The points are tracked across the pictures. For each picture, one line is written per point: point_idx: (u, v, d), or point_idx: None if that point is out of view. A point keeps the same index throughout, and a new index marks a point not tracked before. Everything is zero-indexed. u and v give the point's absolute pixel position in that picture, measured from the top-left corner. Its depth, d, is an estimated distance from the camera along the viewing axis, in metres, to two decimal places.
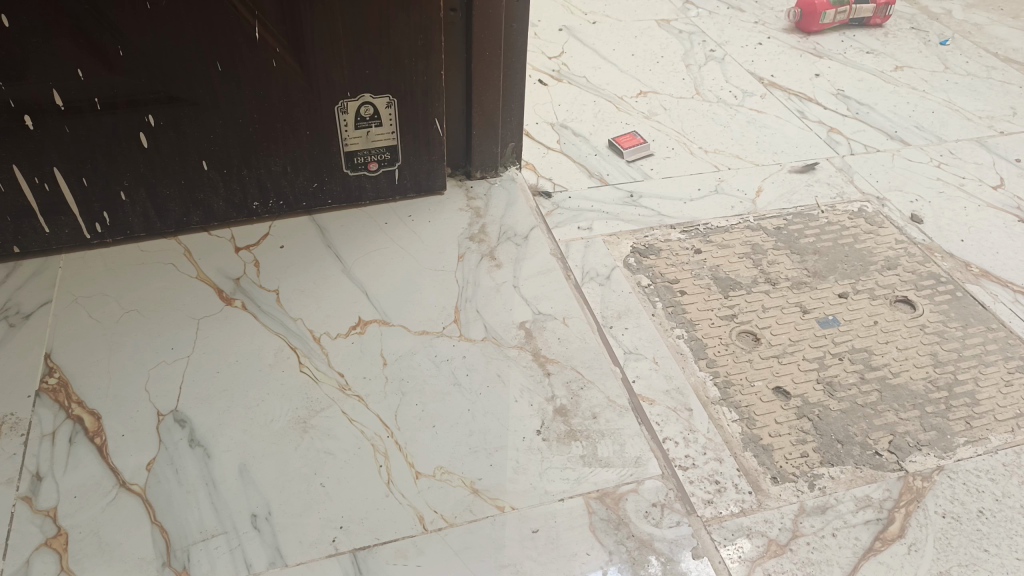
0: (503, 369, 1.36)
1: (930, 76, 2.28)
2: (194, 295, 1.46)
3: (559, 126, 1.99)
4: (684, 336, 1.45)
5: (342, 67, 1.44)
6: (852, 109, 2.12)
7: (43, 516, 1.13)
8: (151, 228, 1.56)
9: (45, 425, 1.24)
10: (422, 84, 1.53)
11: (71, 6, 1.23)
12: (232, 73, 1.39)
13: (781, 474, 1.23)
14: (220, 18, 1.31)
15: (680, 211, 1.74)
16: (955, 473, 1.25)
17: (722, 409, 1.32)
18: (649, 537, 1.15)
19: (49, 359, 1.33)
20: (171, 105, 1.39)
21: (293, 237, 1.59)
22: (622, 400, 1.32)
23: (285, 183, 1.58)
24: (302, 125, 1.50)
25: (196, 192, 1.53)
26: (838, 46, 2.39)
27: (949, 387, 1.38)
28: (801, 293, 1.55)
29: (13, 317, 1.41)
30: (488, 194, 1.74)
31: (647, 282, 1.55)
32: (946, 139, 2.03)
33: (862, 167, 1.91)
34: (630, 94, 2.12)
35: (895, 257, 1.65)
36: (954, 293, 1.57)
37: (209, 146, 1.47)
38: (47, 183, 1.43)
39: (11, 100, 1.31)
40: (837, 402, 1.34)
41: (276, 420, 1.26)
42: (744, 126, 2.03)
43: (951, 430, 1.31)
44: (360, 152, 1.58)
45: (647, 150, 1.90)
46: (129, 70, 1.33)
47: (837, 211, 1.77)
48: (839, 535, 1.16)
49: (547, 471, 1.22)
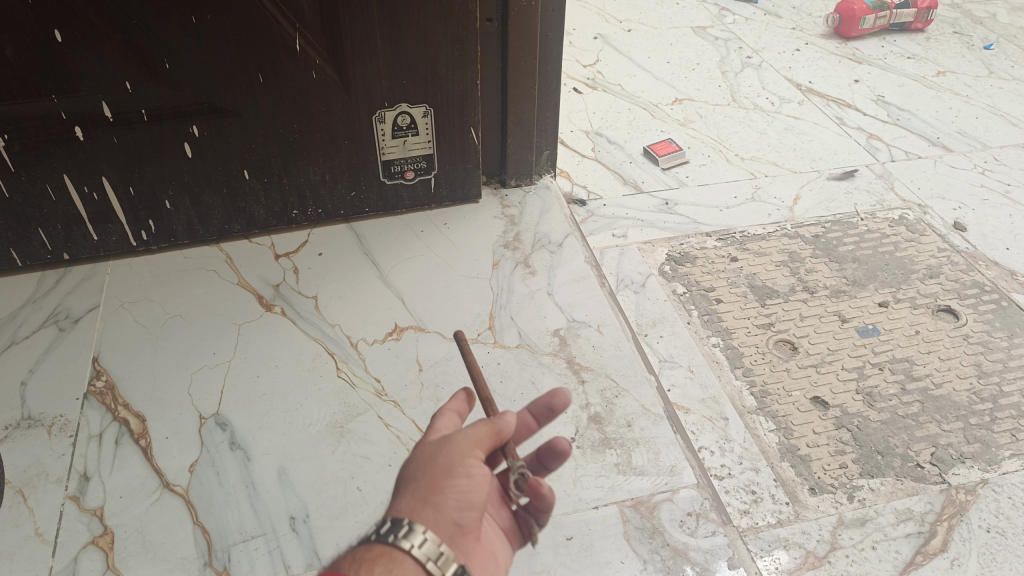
0: (537, 376, 1.36)
1: (974, 81, 2.24)
2: (235, 301, 1.49)
3: (594, 133, 2.00)
4: (720, 345, 1.44)
5: (380, 78, 1.47)
6: (893, 115, 2.09)
7: (90, 515, 1.16)
8: (194, 236, 1.60)
9: (92, 427, 1.27)
10: (458, 94, 1.54)
11: (121, 21, 1.27)
12: (274, 85, 1.42)
13: (819, 485, 1.22)
14: (263, 31, 1.34)
15: (716, 218, 1.73)
16: (1000, 487, 1.22)
17: (758, 418, 1.31)
18: (684, 547, 1.14)
19: (97, 361, 1.37)
20: (214, 116, 1.42)
21: (331, 244, 1.62)
22: (656, 408, 1.32)
23: (324, 192, 1.60)
24: (340, 134, 1.52)
25: (238, 201, 1.56)
26: (878, 51, 2.36)
27: (994, 398, 1.35)
28: (840, 302, 1.53)
29: (63, 321, 1.45)
30: (523, 202, 1.75)
31: (683, 290, 1.55)
32: (990, 145, 1.99)
33: (903, 174, 1.88)
34: (666, 102, 2.12)
35: (937, 265, 1.62)
36: (1000, 302, 1.53)
37: (251, 156, 1.50)
38: (96, 192, 1.47)
39: (63, 112, 1.35)
40: (877, 413, 1.32)
41: (313, 424, 1.28)
42: (782, 132, 2.01)
43: (996, 443, 1.28)
44: (397, 161, 1.61)
45: (682, 157, 1.90)
46: (176, 83, 1.37)
47: (877, 218, 1.74)
48: (878, 548, 1.14)
49: (581, 479, 1.22)
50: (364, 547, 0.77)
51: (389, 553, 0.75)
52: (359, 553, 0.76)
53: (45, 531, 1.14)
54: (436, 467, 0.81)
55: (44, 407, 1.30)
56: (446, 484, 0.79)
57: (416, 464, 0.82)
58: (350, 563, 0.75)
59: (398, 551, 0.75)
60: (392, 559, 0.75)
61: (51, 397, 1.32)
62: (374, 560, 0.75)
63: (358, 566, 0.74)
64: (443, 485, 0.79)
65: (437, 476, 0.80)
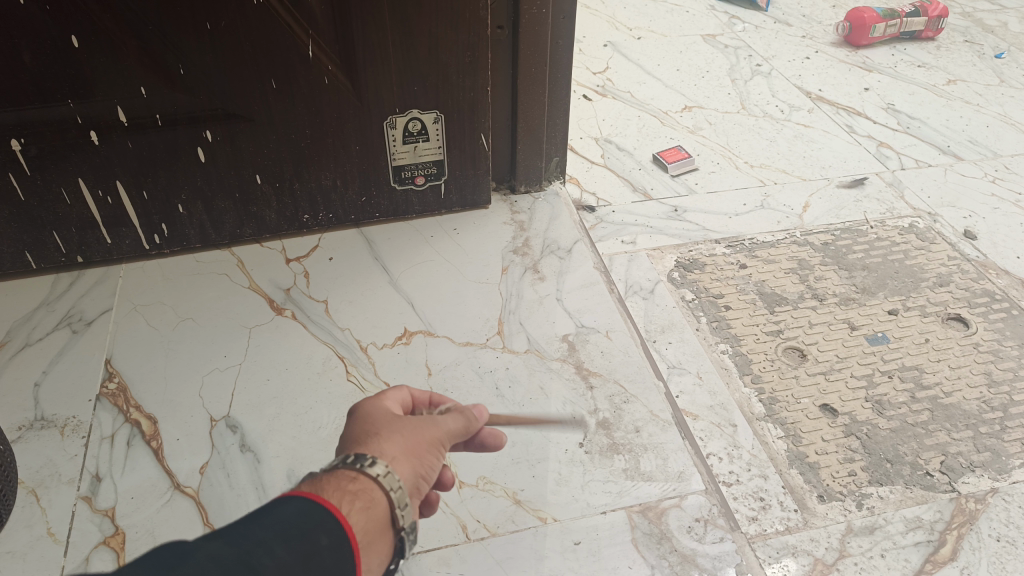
0: (546, 382, 1.37)
1: (985, 89, 2.23)
2: (246, 304, 1.50)
3: (603, 140, 2.01)
4: (729, 351, 1.44)
5: (392, 85, 1.48)
6: (903, 123, 2.08)
7: (102, 515, 1.17)
8: (206, 240, 1.61)
9: (105, 428, 1.28)
10: (470, 100, 1.55)
11: (137, 27, 1.28)
12: (286, 91, 1.43)
13: (828, 492, 1.21)
14: (277, 37, 1.36)
15: (725, 226, 1.73)
16: (1010, 496, 1.22)
17: (767, 425, 1.31)
18: (692, 553, 1.14)
19: (110, 363, 1.39)
20: (228, 122, 1.44)
21: (342, 249, 1.64)
22: (665, 414, 1.32)
23: (335, 197, 1.62)
24: (352, 140, 1.53)
25: (250, 205, 1.58)
26: (888, 59, 2.36)
27: (1005, 407, 1.34)
28: (849, 310, 1.53)
29: (77, 323, 1.47)
30: (532, 208, 1.76)
31: (691, 297, 1.55)
32: (1002, 154, 1.98)
33: (913, 182, 1.88)
34: (675, 109, 2.12)
35: (947, 274, 1.62)
36: (1010, 311, 1.53)
37: (263, 161, 1.52)
38: (111, 196, 1.49)
39: (79, 117, 1.37)
40: (886, 421, 1.31)
41: (323, 427, 1.29)
42: (792, 140, 2.01)
43: (1006, 452, 1.28)
44: (408, 167, 1.62)
45: (691, 165, 1.90)
46: (190, 89, 1.38)
47: (887, 226, 1.74)
48: (887, 556, 1.14)
49: (589, 484, 1.22)
50: (343, 477, 0.77)
51: (369, 491, 0.77)
52: (342, 484, 0.76)
53: (57, 531, 1.15)
54: (424, 429, 0.86)
55: (57, 409, 1.31)
56: (428, 453, 0.85)
57: (401, 421, 0.87)
58: (333, 489, 0.75)
59: (376, 489, 0.78)
60: (371, 496, 0.77)
61: (64, 398, 1.33)
62: (358, 496, 0.76)
63: (339, 494, 0.75)
64: (425, 447, 0.85)
65: (421, 438, 0.85)
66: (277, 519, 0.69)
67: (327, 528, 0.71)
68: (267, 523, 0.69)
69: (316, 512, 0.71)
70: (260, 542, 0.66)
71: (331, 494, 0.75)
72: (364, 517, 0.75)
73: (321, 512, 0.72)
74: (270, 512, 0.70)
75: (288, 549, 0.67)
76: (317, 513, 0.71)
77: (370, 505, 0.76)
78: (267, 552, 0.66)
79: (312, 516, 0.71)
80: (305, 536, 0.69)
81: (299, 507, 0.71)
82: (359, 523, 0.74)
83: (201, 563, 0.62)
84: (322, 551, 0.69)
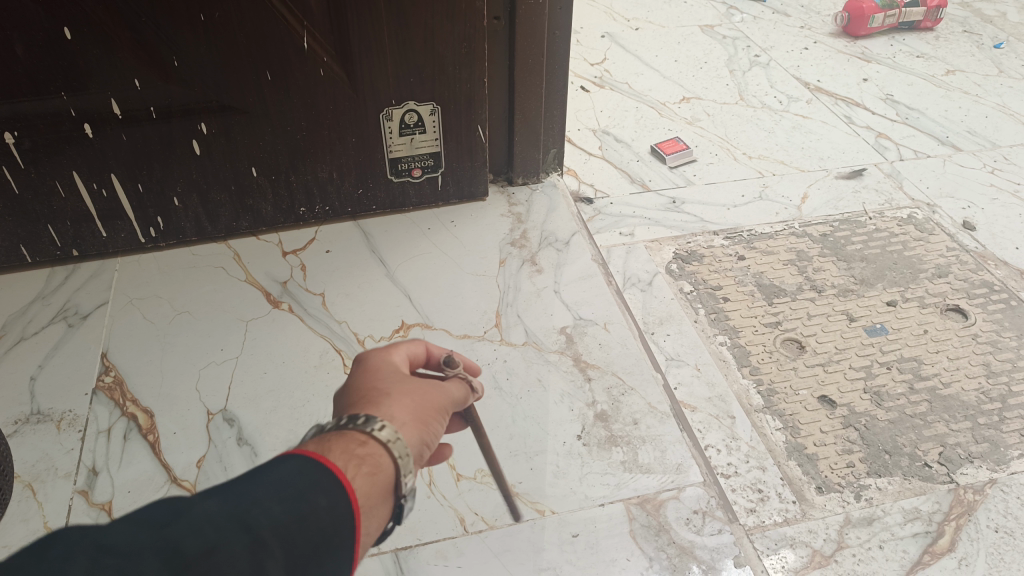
0: (544, 374, 1.36)
1: (983, 80, 2.22)
2: (242, 297, 1.50)
3: (601, 132, 2.00)
4: (727, 343, 1.43)
5: (388, 76, 1.47)
6: (901, 114, 2.08)
7: (98, 509, 1.16)
8: (202, 233, 1.60)
9: (101, 422, 1.28)
10: (466, 91, 1.54)
11: (131, 18, 1.27)
12: (281, 83, 1.42)
13: (826, 484, 1.21)
14: (271, 28, 1.34)
15: (723, 217, 1.73)
16: (1008, 487, 1.22)
17: (765, 417, 1.31)
18: (690, 545, 1.14)
19: (106, 357, 1.38)
20: (223, 114, 1.43)
21: (339, 241, 1.63)
22: (663, 406, 1.32)
23: (331, 189, 1.61)
24: (348, 132, 1.53)
25: (246, 198, 1.57)
26: (887, 50, 2.36)
27: (1003, 398, 1.34)
28: (848, 301, 1.52)
29: (72, 317, 1.46)
30: (530, 200, 1.75)
31: (689, 289, 1.54)
32: (1000, 144, 1.98)
33: (911, 173, 1.88)
34: (673, 100, 2.11)
35: (945, 264, 1.61)
36: (1009, 302, 1.53)
37: (259, 153, 1.51)
38: (106, 189, 1.48)
39: (73, 109, 1.36)
40: (885, 412, 1.31)
41: (320, 420, 1.29)
42: (790, 131, 2.01)
43: (1004, 443, 1.27)
44: (405, 159, 1.61)
45: (689, 156, 1.90)
46: (185, 80, 1.37)
47: (885, 217, 1.74)
48: (885, 547, 1.14)
49: (587, 476, 1.22)
50: (352, 440, 0.75)
51: (376, 456, 0.74)
52: (349, 447, 0.74)
53: (53, 526, 1.14)
54: (431, 400, 0.86)
55: (53, 403, 1.31)
56: (433, 422, 0.84)
57: (408, 387, 0.85)
58: (340, 451, 0.72)
59: (383, 455, 0.75)
60: (377, 462, 0.74)
61: (59, 392, 1.32)
62: (366, 460, 0.73)
63: (346, 457, 0.72)
64: (433, 416, 0.84)
65: (427, 406, 0.84)
66: (278, 476, 0.66)
67: (329, 491, 0.67)
68: (267, 480, 0.66)
69: (318, 471, 0.68)
70: (257, 501, 0.64)
71: (337, 457, 0.72)
72: (369, 483, 0.72)
73: (324, 472, 0.68)
74: (270, 468, 0.67)
75: (285, 510, 0.64)
76: (321, 473, 0.68)
77: (377, 471, 0.74)
78: (262, 512, 0.63)
79: (312, 476, 0.68)
80: (303, 497, 0.65)
81: (302, 466, 0.68)
82: (362, 488, 0.71)
83: (190, 523, 0.60)
84: (319, 512, 0.65)
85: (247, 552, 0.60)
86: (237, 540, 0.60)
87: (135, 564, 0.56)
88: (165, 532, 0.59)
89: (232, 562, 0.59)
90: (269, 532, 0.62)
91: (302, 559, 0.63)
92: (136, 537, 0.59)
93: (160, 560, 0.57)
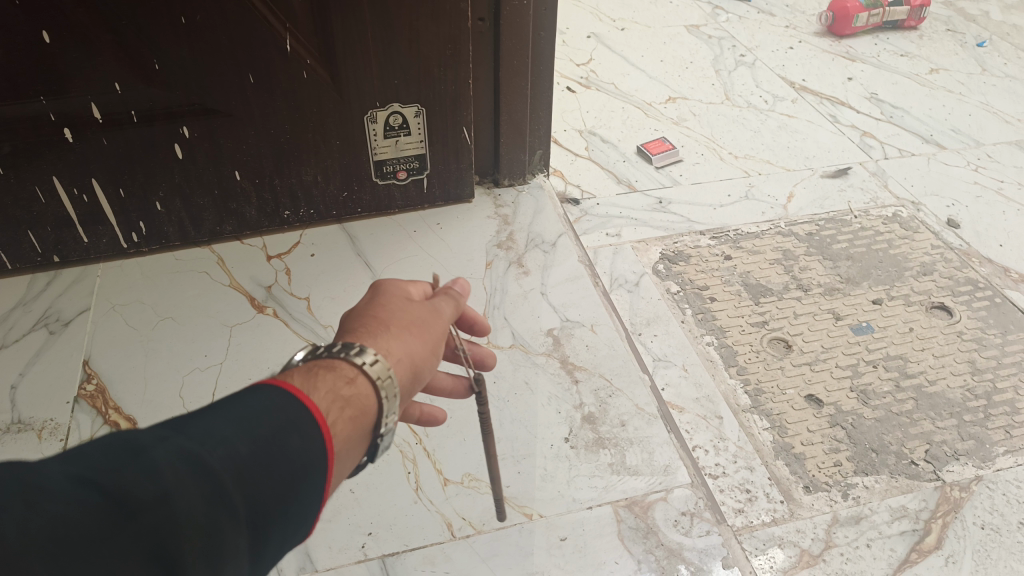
0: (531, 377, 1.36)
1: (967, 78, 2.24)
2: (227, 302, 1.49)
3: (587, 132, 1.99)
4: (714, 343, 1.43)
5: (372, 77, 1.46)
6: (886, 113, 2.09)
7: None
8: (186, 237, 1.59)
9: (83, 430, 1.26)
10: (451, 93, 1.54)
11: (111, 21, 1.26)
12: (265, 85, 1.41)
13: (814, 483, 1.21)
14: (253, 31, 1.34)
15: (710, 217, 1.73)
16: (994, 484, 1.22)
17: (753, 417, 1.31)
18: (678, 547, 1.13)
19: (88, 364, 1.37)
20: (205, 117, 1.42)
21: (324, 245, 1.62)
22: (650, 407, 1.32)
23: (316, 192, 1.60)
24: (333, 135, 1.52)
25: (230, 202, 1.56)
26: (871, 49, 2.37)
27: (988, 395, 1.35)
28: (834, 300, 1.52)
29: (53, 324, 1.44)
30: (516, 201, 1.75)
31: (676, 289, 1.54)
32: (984, 142, 1.99)
33: (896, 171, 1.88)
34: (659, 100, 2.11)
35: (931, 263, 1.62)
36: (993, 299, 1.53)
37: (243, 156, 1.50)
38: (87, 194, 1.46)
39: (53, 114, 1.34)
40: (871, 411, 1.31)
41: None
42: (776, 131, 2.01)
43: (989, 440, 1.28)
44: (390, 161, 1.60)
45: (675, 156, 1.90)
46: (166, 83, 1.36)
47: (871, 216, 1.74)
48: (873, 546, 1.14)
49: (575, 479, 1.21)
50: (341, 377, 0.75)
51: (361, 397, 0.75)
52: (336, 386, 0.74)
53: None
54: (426, 336, 0.85)
55: (34, 411, 1.29)
56: (425, 360, 0.84)
57: (403, 322, 0.85)
58: (325, 393, 0.72)
59: (370, 395, 0.76)
60: (362, 404, 0.74)
61: (41, 400, 1.31)
62: (351, 403, 0.74)
63: (330, 402, 0.72)
64: (425, 353, 0.84)
65: (417, 336, 0.84)
66: (248, 417, 0.66)
67: (300, 439, 0.67)
68: (235, 421, 0.65)
69: (296, 414, 0.68)
70: (220, 439, 0.63)
71: (320, 400, 0.72)
72: (350, 427, 0.73)
73: (303, 416, 0.68)
74: (240, 406, 0.67)
75: (250, 454, 0.63)
76: (296, 418, 0.68)
77: (361, 414, 0.74)
78: (225, 452, 0.62)
79: (289, 418, 0.68)
80: (273, 441, 0.65)
81: (273, 406, 0.68)
82: (341, 434, 0.72)
83: (145, 463, 0.58)
84: (290, 454, 0.66)
85: (204, 499, 0.59)
86: (198, 482, 0.59)
87: (79, 511, 0.55)
88: (115, 474, 0.57)
89: (189, 506, 0.58)
90: (230, 476, 0.62)
91: (263, 505, 0.64)
92: (81, 480, 0.56)
93: (107, 509, 0.55)
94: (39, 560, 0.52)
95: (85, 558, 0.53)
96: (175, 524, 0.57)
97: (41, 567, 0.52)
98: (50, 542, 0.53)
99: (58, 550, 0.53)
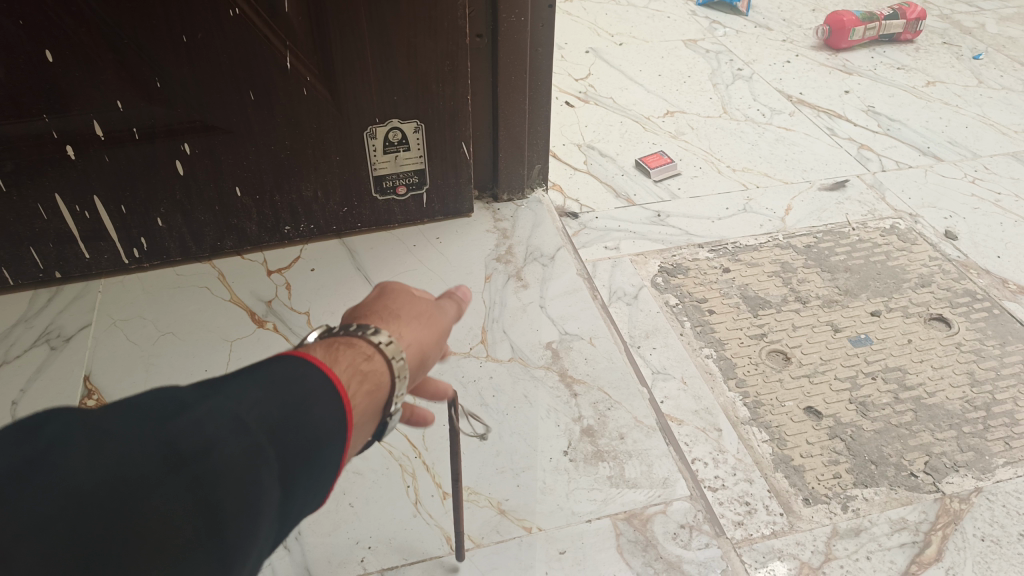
0: (530, 391, 1.36)
1: (963, 91, 2.25)
2: (228, 317, 1.49)
3: (586, 146, 2.01)
4: (713, 355, 1.44)
5: (371, 94, 1.47)
6: (883, 125, 2.10)
7: None
8: (187, 253, 1.60)
9: None
10: (449, 108, 1.55)
11: (113, 40, 1.27)
12: (265, 101, 1.42)
13: (813, 495, 1.21)
14: (254, 50, 1.35)
15: (708, 230, 1.73)
16: (994, 495, 1.22)
17: (752, 429, 1.31)
18: (678, 560, 1.13)
19: (89, 380, 1.37)
20: (206, 134, 1.43)
21: (325, 260, 1.62)
22: (649, 420, 1.32)
23: (316, 207, 1.61)
24: (332, 150, 1.53)
25: (230, 217, 1.57)
26: (868, 62, 2.38)
27: (987, 406, 1.35)
28: (833, 311, 1.53)
29: (55, 340, 1.45)
30: (515, 215, 1.76)
31: (675, 302, 1.55)
32: (980, 154, 2.00)
33: (894, 183, 1.89)
34: (657, 114, 2.13)
35: (929, 274, 1.62)
36: (991, 310, 1.54)
37: (243, 173, 1.51)
38: (89, 211, 1.48)
39: (55, 131, 1.36)
40: (870, 422, 1.32)
41: None
42: (773, 143, 2.02)
43: (989, 451, 1.28)
44: (389, 176, 1.61)
45: (674, 169, 1.91)
46: (168, 101, 1.37)
47: (868, 228, 1.75)
48: (873, 559, 1.14)
49: (574, 492, 1.21)
50: (359, 353, 0.76)
51: (378, 374, 0.76)
52: (356, 361, 0.75)
53: None
54: (433, 328, 0.87)
55: None
56: (430, 352, 0.86)
57: (413, 313, 0.87)
58: (345, 366, 0.73)
59: (385, 372, 0.77)
60: (378, 380, 0.75)
61: None
62: (368, 378, 0.74)
63: (351, 375, 0.73)
64: (431, 344, 0.86)
65: (425, 327, 0.86)
66: (279, 382, 0.66)
67: (327, 407, 0.67)
68: (267, 384, 0.65)
69: (320, 381, 0.68)
70: (253, 400, 0.63)
71: (341, 372, 0.72)
72: (367, 402, 0.73)
73: (326, 383, 0.69)
74: (271, 372, 0.67)
75: (282, 417, 0.63)
76: (320, 386, 0.68)
77: (376, 389, 0.75)
78: (259, 413, 0.62)
79: (314, 384, 0.68)
80: (302, 405, 0.65)
81: (301, 374, 0.68)
82: (360, 406, 0.72)
83: (188, 419, 0.58)
84: (317, 420, 0.66)
85: (245, 453, 0.59)
86: (237, 438, 0.59)
87: (136, 457, 0.55)
88: (161, 428, 0.57)
89: (231, 461, 0.58)
90: (266, 436, 0.62)
91: (292, 467, 0.63)
92: (132, 429, 0.57)
93: (162, 454, 0.56)
94: (101, 501, 0.53)
95: (142, 503, 0.54)
96: (216, 478, 0.57)
97: (105, 508, 0.53)
98: (110, 484, 0.53)
99: (121, 490, 0.54)
